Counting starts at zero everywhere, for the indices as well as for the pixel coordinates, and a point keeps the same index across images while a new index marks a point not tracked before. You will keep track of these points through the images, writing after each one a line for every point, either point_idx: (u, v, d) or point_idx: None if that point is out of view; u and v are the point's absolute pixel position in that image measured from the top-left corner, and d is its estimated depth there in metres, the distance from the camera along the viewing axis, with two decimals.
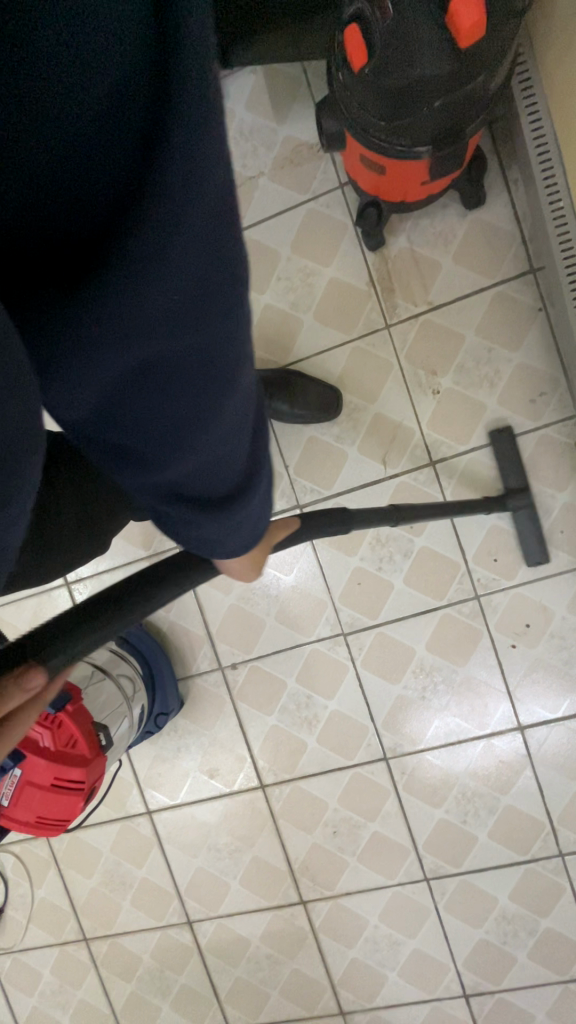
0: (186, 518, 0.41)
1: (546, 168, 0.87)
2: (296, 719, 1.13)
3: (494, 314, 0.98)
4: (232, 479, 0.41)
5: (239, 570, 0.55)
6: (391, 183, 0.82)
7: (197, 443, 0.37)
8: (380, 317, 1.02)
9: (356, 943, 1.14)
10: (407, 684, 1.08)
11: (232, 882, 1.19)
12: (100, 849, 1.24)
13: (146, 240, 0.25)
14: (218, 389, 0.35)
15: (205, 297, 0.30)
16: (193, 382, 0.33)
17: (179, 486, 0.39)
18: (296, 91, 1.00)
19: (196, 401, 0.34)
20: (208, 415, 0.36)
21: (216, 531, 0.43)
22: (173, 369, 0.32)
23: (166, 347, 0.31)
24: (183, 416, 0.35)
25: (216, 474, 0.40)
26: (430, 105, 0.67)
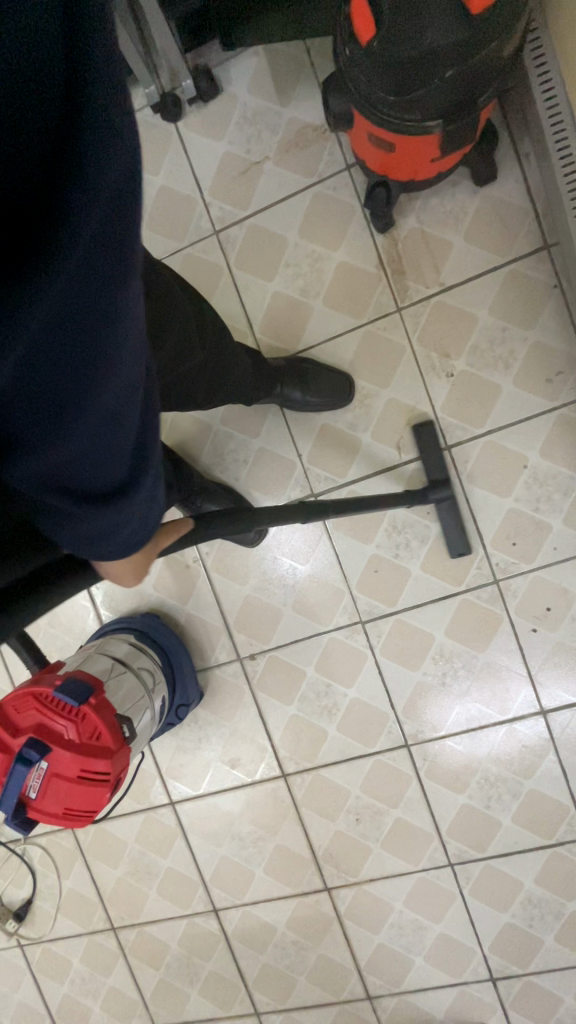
0: (73, 513, 0.39)
1: (560, 141, 0.85)
2: (316, 708, 1.13)
3: (507, 293, 0.96)
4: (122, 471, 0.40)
5: (119, 573, 0.53)
6: (401, 161, 0.80)
7: (86, 436, 0.35)
8: (391, 300, 1.00)
9: (382, 928, 1.15)
10: (427, 670, 1.08)
11: (257, 870, 1.19)
12: (125, 839, 1.25)
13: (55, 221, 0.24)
14: (112, 376, 0.34)
15: (106, 276, 0.29)
16: (87, 373, 0.32)
17: (65, 478, 0.37)
18: (299, 71, 0.98)
19: (88, 392, 0.33)
20: (99, 407, 0.35)
21: (103, 524, 0.41)
22: (68, 358, 0.31)
23: (64, 332, 0.29)
24: (74, 400, 0.33)
25: (104, 466, 0.38)
26: (442, 75, 0.66)
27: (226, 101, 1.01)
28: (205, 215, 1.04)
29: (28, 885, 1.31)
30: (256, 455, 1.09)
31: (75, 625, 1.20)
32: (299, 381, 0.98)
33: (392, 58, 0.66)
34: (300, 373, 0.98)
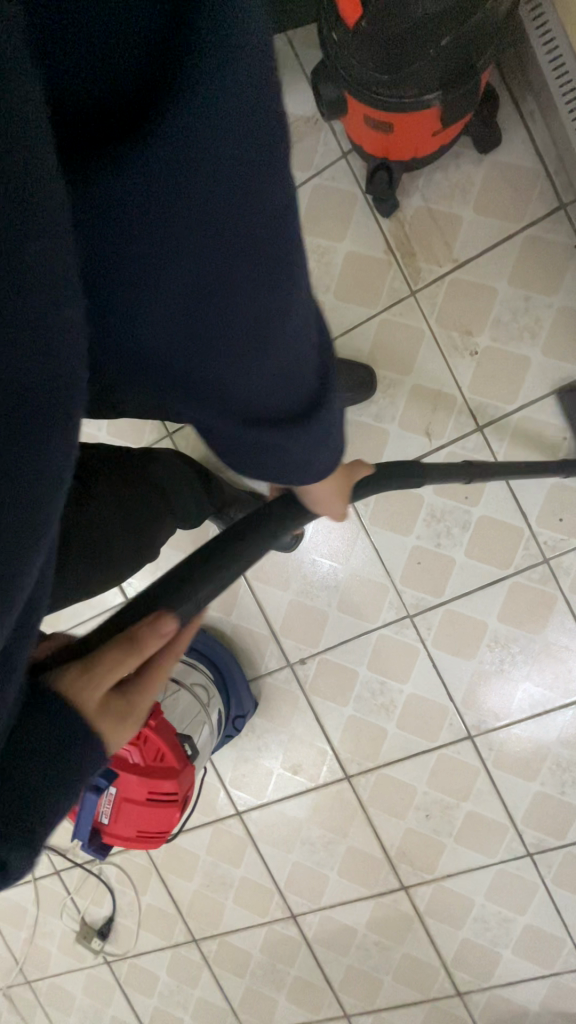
0: (256, 440, 0.42)
1: (568, 92, 0.80)
2: (373, 706, 1.11)
3: (526, 259, 0.92)
4: (305, 391, 0.40)
5: (325, 500, 0.56)
6: (400, 141, 0.78)
7: (258, 353, 0.36)
8: (405, 284, 0.97)
9: (465, 923, 1.12)
10: (483, 658, 1.05)
11: (331, 874, 1.19)
12: (197, 852, 1.26)
13: (181, 116, 0.27)
14: (277, 286, 0.35)
15: (247, 165, 0.30)
16: (252, 283, 0.33)
17: (247, 405, 0.40)
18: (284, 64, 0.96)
19: (256, 304, 0.34)
20: (268, 319, 0.35)
21: (283, 451, 0.42)
22: (230, 267, 0.32)
23: (219, 240, 0.31)
24: (238, 313, 0.34)
25: (284, 386, 0.39)
26: (436, 43, 0.64)
27: None
28: None
29: (107, 903, 1.33)
30: None
31: None
32: None
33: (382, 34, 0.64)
34: None
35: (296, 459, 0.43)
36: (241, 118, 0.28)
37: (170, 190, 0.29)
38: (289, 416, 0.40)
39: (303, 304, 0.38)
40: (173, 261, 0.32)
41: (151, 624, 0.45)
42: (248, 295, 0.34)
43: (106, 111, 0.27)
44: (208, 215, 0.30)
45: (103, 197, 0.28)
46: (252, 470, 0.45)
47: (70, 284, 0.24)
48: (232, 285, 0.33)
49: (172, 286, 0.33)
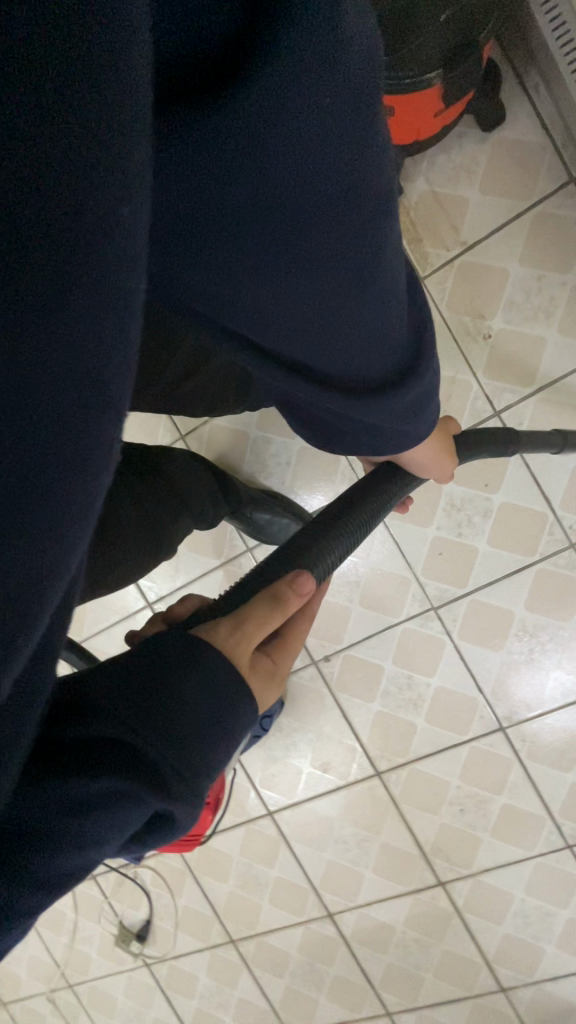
0: (351, 411, 0.42)
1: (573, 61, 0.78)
2: (401, 701, 1.10)
3: (538, 238, 0.90)
4: (398, 353, 0.41)
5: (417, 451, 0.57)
6: (402, 132, 0.75)
7: (353, 325, 0.36)
8: (413, 270, 0.96)
9: (505, 918, 1.11)
10: (511, 648, 1.03)
11: (366, 871, 1.18)
12: (231, 853, 1.26)
13: (284, 89, 0.25)
14: (377, 249, 0.34)
15: (350, 128, 0.28)
16: (353, 258, 0.33)
17: (338, 377, 0.40)
18: None
19: (355, 277, 0.34)
20: (363, 290, 0.35)
21: (377, 413, 0.43)
22: (331, 249, 0.32)
23: (320, 222, 0.30)
24: (338, 292, 0.34)
25: (377, 351, 0.39)
26: (437, 20, 0.65)
27: None
28: None
29: (144, 906, 1.34)
30: (298, 456, 1.07)
31: None
32: None
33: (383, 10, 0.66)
34: None
35: (382, 422, 0.45)
36: (344, 57, 0.26)
37: (271, 166, 0.27)
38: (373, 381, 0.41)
39: (396, 262, 0.37)
40: (269, 237, 0.30)
41: (291, 583, 0.48)
42: (350, 266, 0.33)
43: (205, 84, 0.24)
44: (316, 184, 0.29)
45: (210, 192, 0.28)
46: (343, 431, 0.46)
47: (139, 244, 0.19)
48: (336, 258, 0.32)
49: (269, 275, 0.32)
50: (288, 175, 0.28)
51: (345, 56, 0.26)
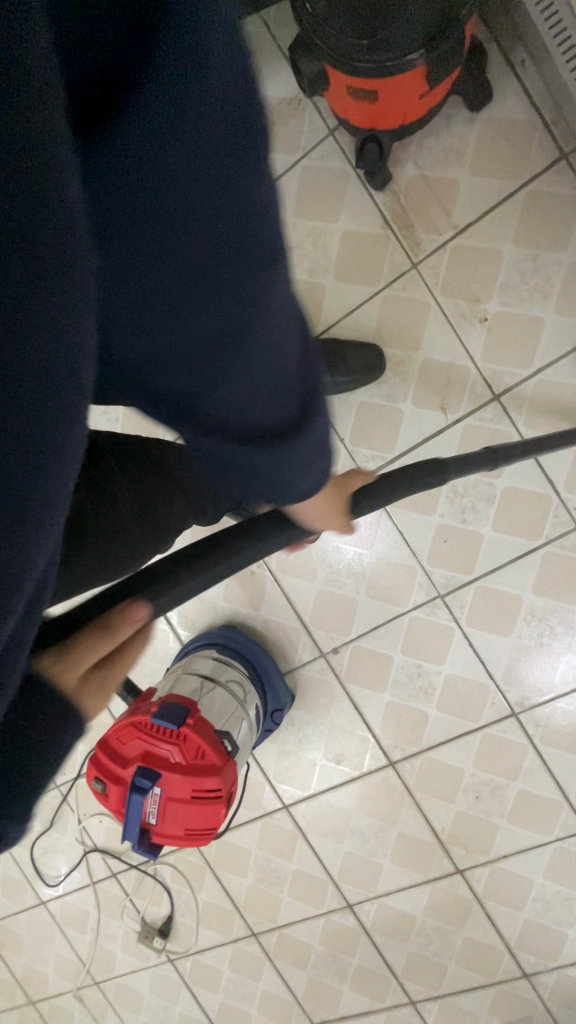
0: (248, 464, 0.40)
1: (560, 34, 0.76)
2: (411, 690, 1.09)
3: (530, 217, 0.89)
4: (281, 412, 0.39)
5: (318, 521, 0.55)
6: (385, 108, 0.75)
7: (246, 365, 0.36)
8: (406, 257, 0.95)
9: (526, 904, 1.10)
10: (521, 633, 1.02)
11: (384, 861, 1.18)
12: (248, 848, 1.27)
13: (157, 103, 0.27)
14: (255, 291, 0.34)
15: (232, 161, 0.30)
16: (236, 292, 0.33)
17: (235, 423, 0.38)
18: (262, 47, 0.94)
19: (239, 315, 0.34)
20: (251, 329, 0.35)
21: (272, 471, 0.40)
22: (210, 277, 0.32)
23: (201, 245, 0.31)
24: (228, 324, 0.34)
25: (261, 399, 0.38)
26: None
27: None
28: None
29: (166, 902, 1.35)
30: None
31: (158, 650, 1.22)
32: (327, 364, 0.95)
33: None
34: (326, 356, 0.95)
35: (269, 486, 0.42)
36: (223, 100, 0.29)
37: (147, 173, 0.29)
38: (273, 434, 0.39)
39: (284, 314, 0.36)
40: (153, 250, 0.31)
41: (125, 608, 0.46)
42: (223, 293, 0.33)
43: (96, 84, 0.27)
44: (185, 200, 0.30)
45: (94, 185, 0.29)
46: (245, 494, 0.44)
47: (76, 231, 0.22)
48: (207, 282, 0.32)
49: (154, 293, 0.33)
50: (166, 184, 0.29)
51: (228, 99, 0.29)
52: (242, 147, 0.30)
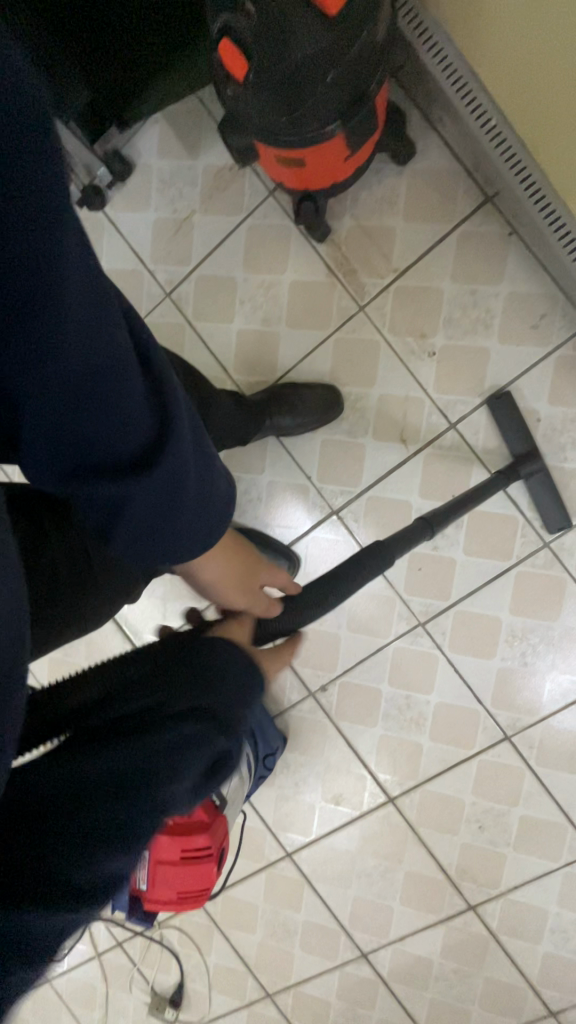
0: (115, 495, 0.40)
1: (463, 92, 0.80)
2: (403, 723, 1.08)
3: (464, 257, 0.93)
4: (143, 448, 0.39)
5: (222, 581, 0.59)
6: (316, 167, 0.79)
7: (98, 406, 0.35)
8: (352, 300, 0.99)
9: (543, 936, 1.07)
10: (504, 655, 1.02)
11: (394, 904, 1.14)
12: (255, 903, 1.22)
13: None
14: (95, 337, 0.33)
15: (41, 231, 0.27)
16: (77, 347, 0.32)
17: (93, 459, 0.38)
18: (200, 122, 1.00)
19: (86, 365, 0.33)
20: (101, 375, 0.34)
21: (148, 499, 0.41)
22: (47, 338, 0.31)
23: (23, 312, 0.29)
24: (77, 374, 0.33)
25: (120, 443, 0.38)
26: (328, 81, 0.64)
27: (142, 173, 1.05)
28: (154, 283, 1.07)
29: (175, 968, 1.29)
30: (267, 490, 1.08)
31: None
32: (287, 407, 0.98)
33: (273, 83, 0.63)
34: (285, 400, 0.98)
35: (144, 518, 0.43)
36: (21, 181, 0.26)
37: None
38: (138, 466, 0.39)
39: (128, 351, 0.36)
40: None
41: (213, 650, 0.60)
42: (62, 344, 0.31)
43: None
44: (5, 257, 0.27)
45: None
46: (116, 523, 0.43)
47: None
48: (43, 337, 0.30)
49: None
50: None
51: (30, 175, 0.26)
52: (54, 194, 0.27)
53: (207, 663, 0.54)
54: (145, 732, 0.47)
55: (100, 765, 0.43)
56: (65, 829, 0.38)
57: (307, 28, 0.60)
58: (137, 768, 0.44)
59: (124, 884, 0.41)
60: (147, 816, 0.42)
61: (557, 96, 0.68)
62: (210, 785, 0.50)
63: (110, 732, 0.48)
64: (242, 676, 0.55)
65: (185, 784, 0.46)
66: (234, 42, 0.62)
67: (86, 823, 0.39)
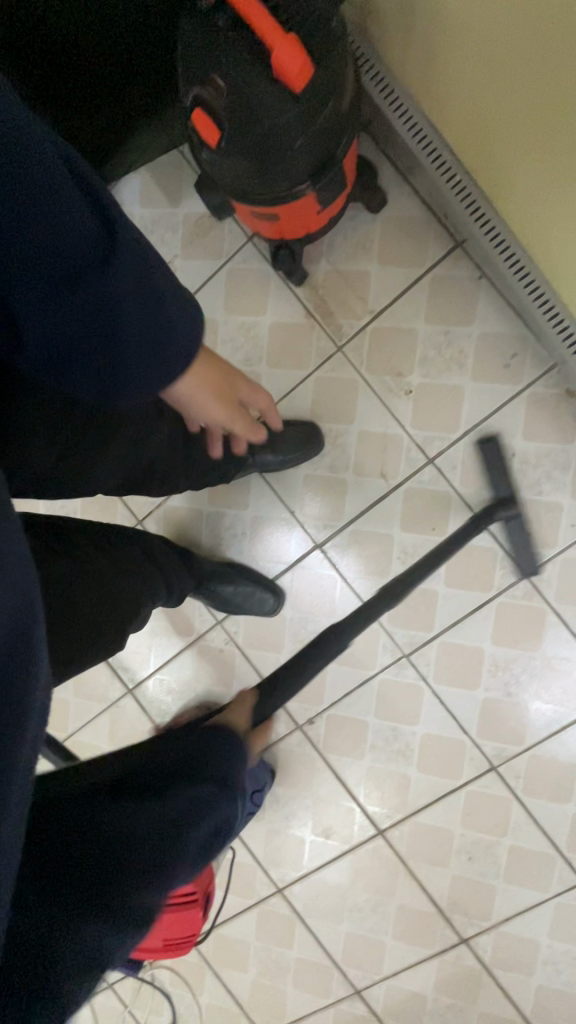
0: (78, 291, 0.45)
1: (430, 148, 0.84)
2: (390, 754, 1.09)
3: (437, 299, 0.96)
4: (91, 241, 0.44)
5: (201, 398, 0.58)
6: (290, 219, 0.82)
7: (35, 203, 0.41)
8: (331, 341, 1.02)
9: (535, 968, 1.07)
10: (488, 686, 1.03)
11: (386, 939, 1.14)
12: (246, 940, 1.21)
13: None
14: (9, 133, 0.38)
15: None
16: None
17: (51, 266, 0.43)
18: (180, 170, 1.03)
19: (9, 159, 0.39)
20: (25, 171, 0.40)
21: (106, 287, 0.45)
22: None
23: None
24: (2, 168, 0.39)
25: (67, 241, 0.43)
26: (297, 148, 0.67)
27: None
28: None
29: (167, 1009, 1.27)
30: (252, 525, 1.10)
31: (135, 737, 1.21)
32: (268, 445, 1.00)
33: (246, 148, 0.66)
34: (266, 438, 1.00)
35: (111, 313, 0.47)
36: None
37: None
38: (89, 258, 0.44)
39: (49, 158, 0.41)
40: None
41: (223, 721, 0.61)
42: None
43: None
44: None
45: None
46: (92, 333, 0.48)
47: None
48: None
49: None
50: None
51: None
52: None
53: (201, 745, 0.56)
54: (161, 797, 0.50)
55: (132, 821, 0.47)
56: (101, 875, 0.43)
57: (277, 100, 0.62)
58: (155, 837, 0.47)
59: (158, 919, 0.46)
60: (169, 864, 0.46)
61: (527, 154, 0.71)
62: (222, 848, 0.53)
63: (135, 793, 0.50)
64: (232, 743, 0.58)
65: (202, 834, 0.50)
66: (207, 111, 0.64)
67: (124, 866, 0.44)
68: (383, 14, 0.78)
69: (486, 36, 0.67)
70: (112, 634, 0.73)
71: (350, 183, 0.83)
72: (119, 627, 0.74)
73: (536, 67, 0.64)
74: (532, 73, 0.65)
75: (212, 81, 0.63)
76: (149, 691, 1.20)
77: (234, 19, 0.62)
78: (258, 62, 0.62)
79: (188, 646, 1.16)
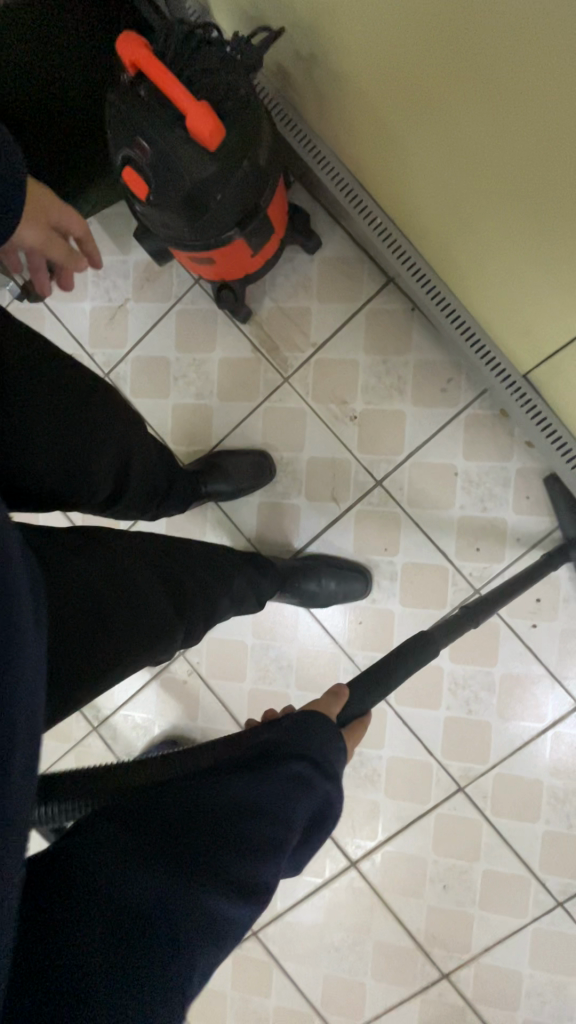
0: None
1: (352, 195, 0.90)
2: (357, 781, 1.08)
3: (374, 331, 1.02)
4: None
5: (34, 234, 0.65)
6: (228, 263, 0.88)
7: None
8: (277, 373, 1.06)
9: (520, 1002, 1.03)
10: (449, 704, 1.03)
11: (366, 980, 1.09)
12: (222, 991, 1.15)
13: None
14: None
15: None
16: None
17: None
18: (129, 221, 1.09)
19: None
20: None
21: None
22: None
23: None
24: None
25: None
26: (221, 199, 0.72)
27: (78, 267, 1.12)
28: (93, 365, 1.14)
29: None
30: None
31: None
32: (219, 474, 1.03)
33: (174, 201, 0.71)
34: (219, 469, 1.03)
35: None
36: None
37: None
38: None
39: None
40: None
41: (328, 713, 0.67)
42: None
43: None
44: None
45: None
46: None
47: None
48: None
49: None
50: None
51: None
52: None
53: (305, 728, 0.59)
54: (273, 770, 0.53)
55: (239, 795, 0.49)
56: (229, 855, 0.46)
57: (195, 156, 0.68)
58: (270, 806, 0.50)
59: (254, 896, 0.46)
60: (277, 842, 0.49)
61: (449, 209, 0.77)
62: (319, 830, 0.56)
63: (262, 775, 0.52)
64: (324, 729, 0.59)
65: (302, 813, 0.52)
66: (135, 169, 0.70)
67: (252, 841, 0.47)
68: (297, 83, 0.85)
69: (398, 108, 0.73)
70: (129, 650, 0.64)
71: (280, 227, 0.90)
72: (135, 642, 0.65)
73: (448, 138, 0.70)
74: (446, 143, 0.71)
75: (137, 143, 0.69)
76: (114, 729, 1.18)
77: (153, 87, 0.67)
78: (177, 125, 0.67)
79: (151, 680, 1.15)
